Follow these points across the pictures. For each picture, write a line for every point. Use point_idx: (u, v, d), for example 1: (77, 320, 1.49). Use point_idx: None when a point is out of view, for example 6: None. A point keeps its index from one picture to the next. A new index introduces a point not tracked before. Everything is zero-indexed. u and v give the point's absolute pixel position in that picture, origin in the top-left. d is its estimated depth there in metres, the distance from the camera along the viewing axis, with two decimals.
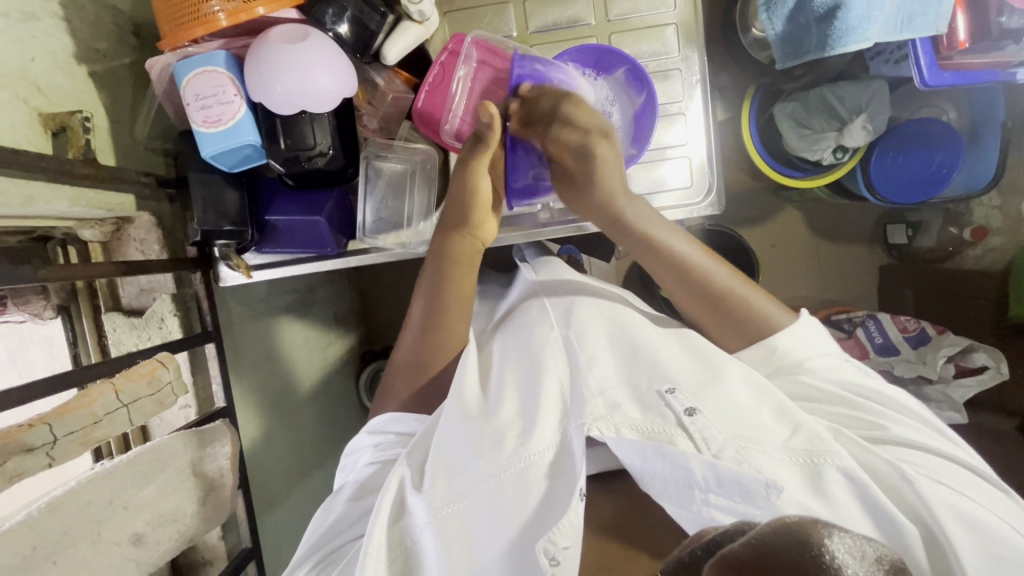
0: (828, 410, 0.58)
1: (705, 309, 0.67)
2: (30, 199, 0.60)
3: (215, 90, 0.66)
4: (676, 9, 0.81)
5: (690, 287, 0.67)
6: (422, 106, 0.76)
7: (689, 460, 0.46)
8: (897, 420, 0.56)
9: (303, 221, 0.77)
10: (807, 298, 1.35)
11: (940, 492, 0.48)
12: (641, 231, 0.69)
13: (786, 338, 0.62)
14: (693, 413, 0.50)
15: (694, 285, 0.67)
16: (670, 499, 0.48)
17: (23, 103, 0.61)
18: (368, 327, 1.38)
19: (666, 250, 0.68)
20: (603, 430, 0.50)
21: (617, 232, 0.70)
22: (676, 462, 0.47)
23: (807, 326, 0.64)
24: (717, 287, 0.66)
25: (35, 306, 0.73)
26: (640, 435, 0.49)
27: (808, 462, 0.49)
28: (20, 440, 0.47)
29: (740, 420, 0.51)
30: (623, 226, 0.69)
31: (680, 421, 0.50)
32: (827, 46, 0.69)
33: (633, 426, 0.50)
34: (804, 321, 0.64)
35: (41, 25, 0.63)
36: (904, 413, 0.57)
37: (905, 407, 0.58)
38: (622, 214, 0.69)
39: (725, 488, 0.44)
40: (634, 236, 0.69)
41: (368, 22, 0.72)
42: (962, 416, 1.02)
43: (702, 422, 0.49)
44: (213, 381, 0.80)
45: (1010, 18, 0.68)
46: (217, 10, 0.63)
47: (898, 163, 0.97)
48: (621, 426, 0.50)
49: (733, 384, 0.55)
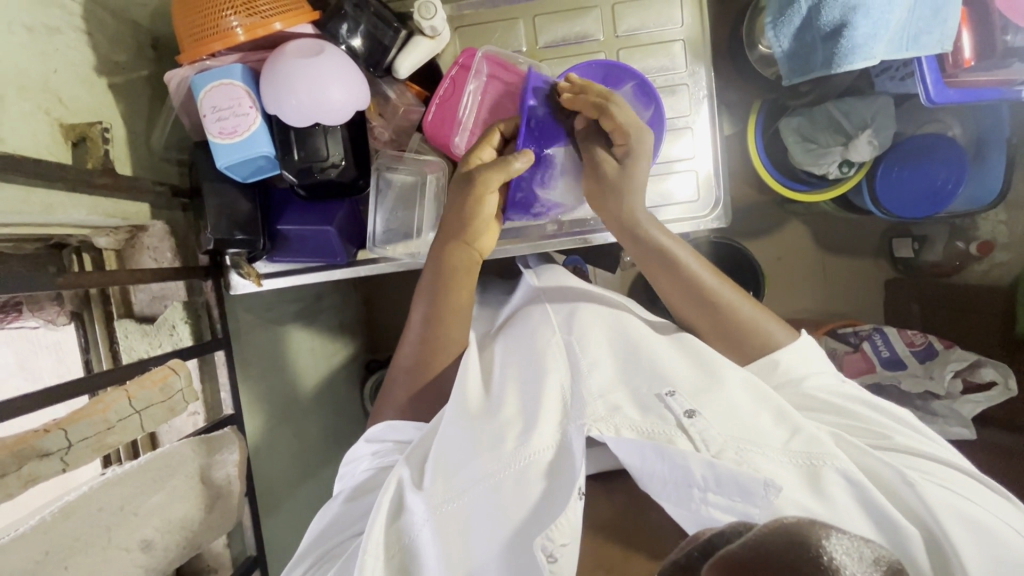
0: (833, 417, 0.58)
1: (711, 326, 0.67)
2: (48, 208, 0.61)
3: (231, 103, 0.68)
4: (684, 25, 0.82)
5: (700, 304, 0.67)
6: (433, 119, 0.78)
7: (688, 459, 0.46)
8: (900, 431, 0.55)
9: (314, 231, 0.79)
10: (813, 311, 1.35)
11: (942, 497, 0.47)
12: (658, 245, 0.67)
13: (787, 354, 0.63)
14: (692, 415, 0.50)
15: (703, 301, 0.67)
16: (670, 498, 0.48)
17: (45, 114, 0.62)
18: (374, 335, 1.39)
19: (677, 262, 0.67)
20: (603, 429, 0.50)
21: (637, 249, 0.69)
22: (676, 462, 0.47)
23: (808, 346, 0.65)
24: (726, 308, 0.66)
25: (49, 312, 0.74)
26: (639, 434, 0.49)
27: (808, 464, 0.48)
28: (36, 445, 0.47)
29: (739, 423, 0.50)
30: (642, 241, 0.68)
31: (679, 423, 0.50)
32: (833, 64, 0.70)
33: (633, 426, 0.50)
34: (804, 342, 0.65)
35: (64, 39, 0.65)
36: (903, 421, 0.57)
37: (902, 416, 0.58)
38: (645, 234, 0.68)
39: (725, 487, 0.45)
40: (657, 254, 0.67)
41: (381, 37, 0.74)
42: (971, 431, 1.00)
43: (701, 424, 0.49)
44: (221, 389, 0.81)
45: (1014, 36, 0.69)
46: (236, 25, 0.65)
47: (904, 178, 0.98)
48: (621, 426, 0.50)
49: (731, 387, 0.55)
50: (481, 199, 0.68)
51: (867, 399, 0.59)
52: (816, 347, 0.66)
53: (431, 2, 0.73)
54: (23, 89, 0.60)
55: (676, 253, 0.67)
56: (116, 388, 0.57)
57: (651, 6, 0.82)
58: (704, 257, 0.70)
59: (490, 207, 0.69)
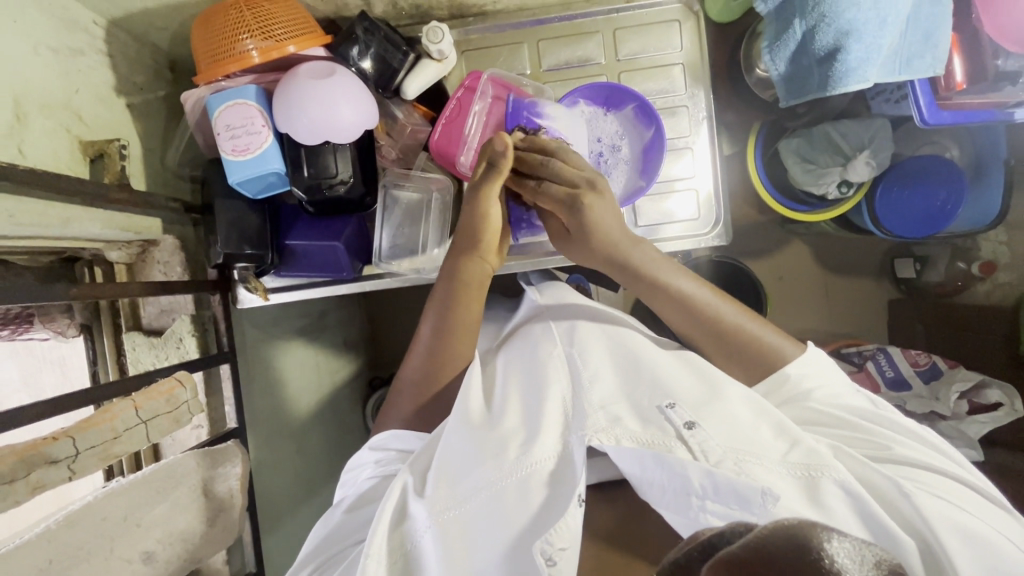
0: (831, 429, 0.58)
1: (709, 341, 0.68)
2: (65, 221, 0.62)
3: (244, 122, 0.70)
4: (683, 50, 0.85)
5: (702, 328, 0.68)
6: (439, 138, 0.80)
7: (687, 468, 0.47)
8: (902, 442, 0.55)
9: (320, 245, 0.80)
10: (816, 330, 1.35)
11: (940, 506, 0.47)
12: (651, 272, 0.69)
13: (796, 365, 0.64)
14: (692, 427, 0.50)
15: (705, 324, 0.68)
16: (670, 507, 0.48)
17: (66, 132, 0.65)
18: (378, 352, 1.39)
19: (673, 290, 0.68)
20: (604, 440, 0.51)
21: (629, 276, 0.70)
22: (674, 470, 0.47)
23: (818, 358, 0.65)
24: (728, 325, 0.67)
25: (59, 324, 0.75)
26: (638, 443, 0.50)
27: (805, 474, 0.48)
28: (45, 452, 0.47)
29: (739, 433, 0.50)
30: (634, 270, 0.69)
31: (679, 434, 0.50)
32: (829, 87, 0.71)
33: (633, 437, 0.51)
34: (812, 355, 0.65)
35: (86, 61, 0.68)
36: (905, 432, 0.57)
37: (907, 428, 0.57)
38: (629, 260, 0.69)
39: (722, 495, 0.45)
40: (640, 279, 0.69)
41: (390, 59, 0.76)
42: (979, 453, 0.99)
43: (701, 435, 0.49)
44: (225, 402, 0.82)
45: (1005, 61, 0.72)
46: (251, 48, 0.67)
47: (903, 198, 0.99)
48: (622, 436, 0.51)
49: (730, 400, 0.55)
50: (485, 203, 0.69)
51: (870, 410, 0.59)
52: (825, 356, 0.66)
53: (439, 27, 0.75)
54: (46, 107, 0.62)
55: (670, 280, 0.68)
56: (123, 398, 0.58)
57: (651, 32, 0.85)
58: (703, 280, 0.71)
59: (497, 224, 0.71)
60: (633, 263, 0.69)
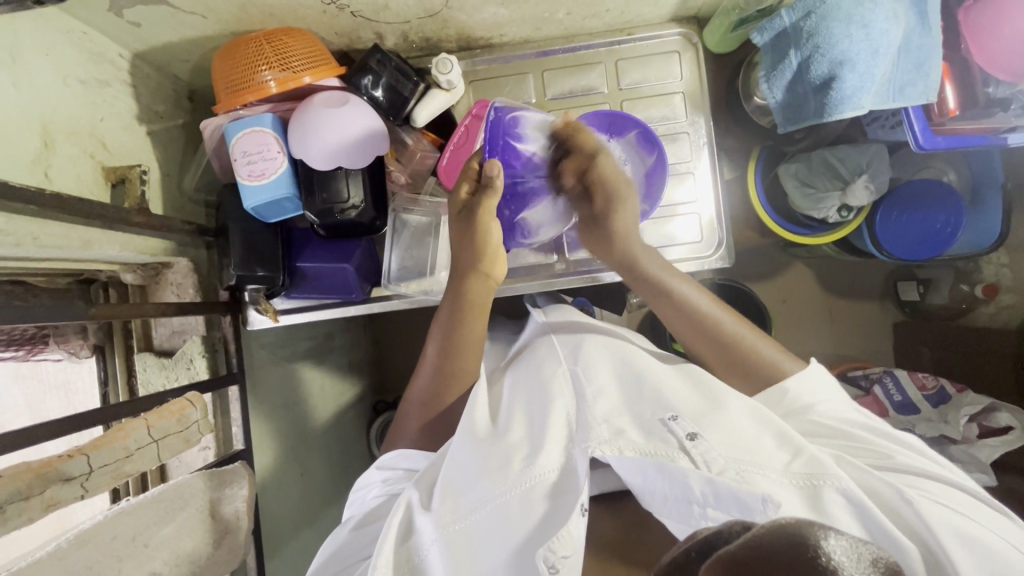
0: (829, 438, 0.58)
1: (714, 351, 0.70)
2: (86, 244, 0.64)
3: (260, 148, 0.72)
4: (683, 79, 0.88)
5: (706, 335, 0.71)
6: (446, 164, 0.83)
7: (688, 476, 0.47)
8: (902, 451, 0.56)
9: (330, 268, 0.82)
10: (823, 353, 1.35)
11: (942, 512, 0.47)
12: (653, 275, 0.74)
13: (796, 382, 0.64)
14: (695, 438, 0.50)
15: (708, 332, 0.71)
16: (671, 515, 0.48)
17: (89, 157, 0.67)
18: (382, 375, 1.39)
19: (677, 294, 0.73)
20: (607, 450, 0.51)
21: (633, 278, 0.76)
22: (675, 478, 0.48)
23: (818, 374, 0.65)
24: (729, 334, 0.70)
25: (73, 345, 0.76)
26: (641, 453, 0.50)
27: (807, 484, 0.48)
28: (60, 468, 0.47)
29: (741, 444, 0.51)
30: (639, 272, 0.75)
31: (681, 445, 0.50)
32: (825, 113, 0.74)
33: (636, 448, 0.51)
34: (813, 374, 0.65)
35: (111, 91, 0.72)
36: (907, 444, 0.57)
37: (904, 438, 0.58)
38: (639, 266, 0.75)
39: (723, 502, 0.45)
40: (649, 286, 0.74)
41: (402, 89, 0.79)
42: (992, 477, 0.96)
43: (704, 446, 0.49)
44: (233, 423, 0.83)
45: (995, 88, 0.74)
46: (269, 79, 0.71)
47: (901, 223, 1.01)
48: (624, 447, 0.51)
49: (733, 412, 0.55)
50: (483, 224, 0.71)
51: (869, 422, 0.60)
52: (827, 375, 0.67)
53: (448, 59, 0.79)
54: (72, 135, 0.65)
55: (672, 285, 0.73)
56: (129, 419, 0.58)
57: (651, 62, 0.88)
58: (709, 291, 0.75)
59: (495, 241, 0.72)
60: (643, 269, 0.75)
